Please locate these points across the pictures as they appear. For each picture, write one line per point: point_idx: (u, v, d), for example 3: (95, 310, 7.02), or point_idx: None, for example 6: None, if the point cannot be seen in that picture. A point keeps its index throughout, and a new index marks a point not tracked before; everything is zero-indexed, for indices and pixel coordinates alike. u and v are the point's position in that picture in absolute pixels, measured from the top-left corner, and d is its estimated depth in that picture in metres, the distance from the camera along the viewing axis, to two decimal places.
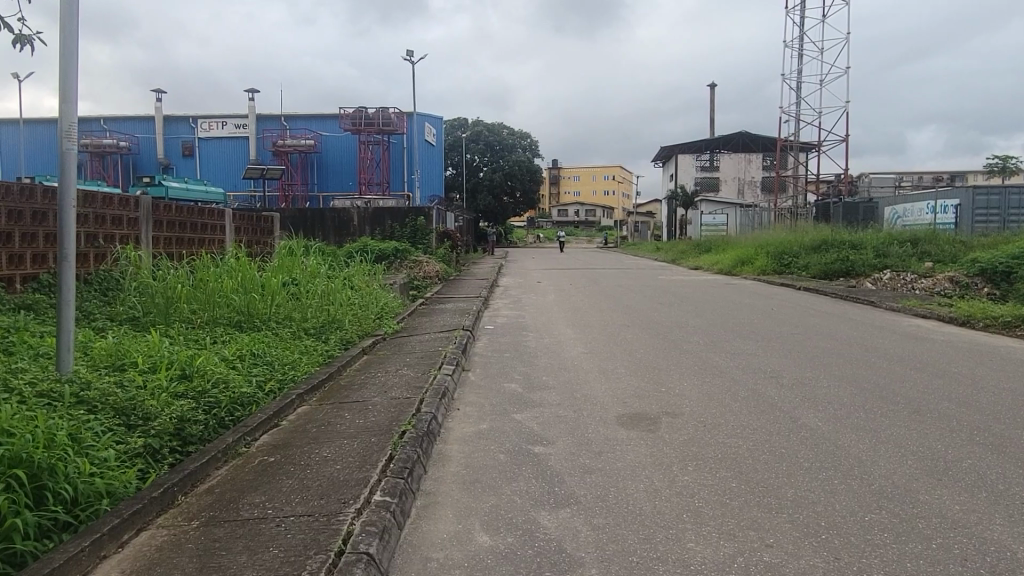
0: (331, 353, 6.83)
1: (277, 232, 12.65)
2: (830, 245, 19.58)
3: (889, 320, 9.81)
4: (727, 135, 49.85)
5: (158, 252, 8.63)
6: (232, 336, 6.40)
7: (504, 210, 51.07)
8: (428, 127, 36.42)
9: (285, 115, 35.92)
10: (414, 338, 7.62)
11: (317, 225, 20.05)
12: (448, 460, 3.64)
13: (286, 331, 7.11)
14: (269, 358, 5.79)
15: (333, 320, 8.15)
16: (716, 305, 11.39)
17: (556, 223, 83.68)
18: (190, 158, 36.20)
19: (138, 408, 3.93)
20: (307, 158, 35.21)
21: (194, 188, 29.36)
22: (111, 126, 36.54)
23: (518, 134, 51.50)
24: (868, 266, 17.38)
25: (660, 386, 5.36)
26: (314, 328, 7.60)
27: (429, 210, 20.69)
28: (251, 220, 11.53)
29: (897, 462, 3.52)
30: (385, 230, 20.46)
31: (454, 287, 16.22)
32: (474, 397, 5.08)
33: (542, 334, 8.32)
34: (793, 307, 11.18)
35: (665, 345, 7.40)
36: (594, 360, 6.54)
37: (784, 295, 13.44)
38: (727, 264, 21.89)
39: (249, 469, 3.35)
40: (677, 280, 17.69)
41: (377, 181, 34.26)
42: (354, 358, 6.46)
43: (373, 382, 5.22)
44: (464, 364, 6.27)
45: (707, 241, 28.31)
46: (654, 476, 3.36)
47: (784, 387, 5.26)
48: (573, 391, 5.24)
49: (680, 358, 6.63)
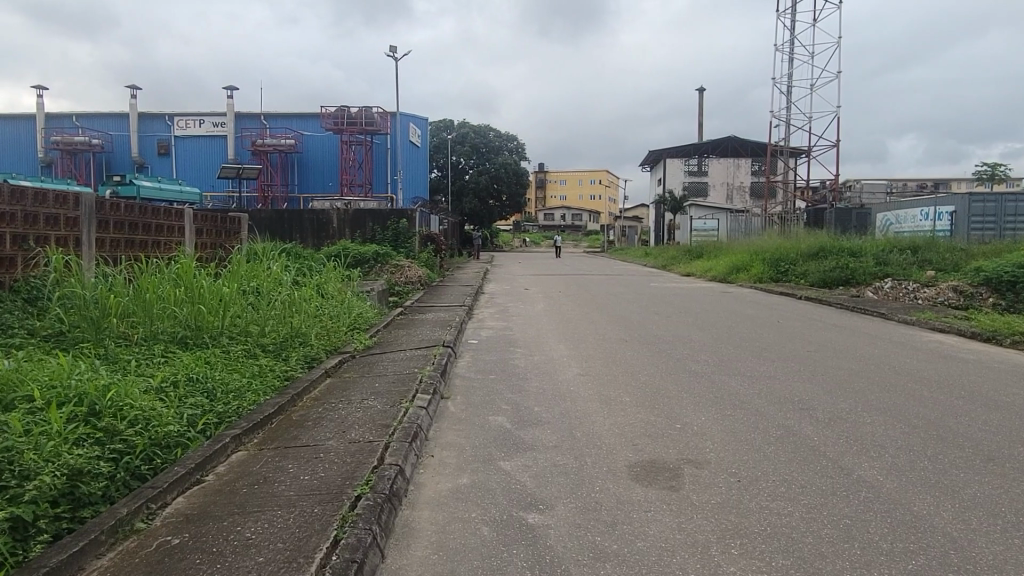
0: (290, 377, 5.94)
1: (245, 235, 11.71)
2: (828, 252, 18.86)
3: (905, 335, 9.02)
4: (715, 139, 49.29)
5: (102, 255, 7.67)
6: (171, 357, 5.48)
7: (490, 214, 50.23)
8: (412, 128, 35.51)
9: (266, 114, 34.90)
10: (388, 354, 6.72)
11: (295, 227, 19.08)
12: (416, 539, 2.76)
13: (240, 349, 6.19)
14: (210, 386, 4.89)
15: (297, 336, 7.24)
16: (718, 317, 10.59)
17: (543, 227, 82.98)
18: (166, 157, 35.04)
19: (13, 464, 3.03)
20: (288, 158, 34.18)
21: (168, 187, 28.34)
22: (84, 123, 35.26)
23: (505, 136, 50.64)
24: (869, 274, 16.65)
25: (674, 422, 4.50)
26: (273, 346, 6.68)
27: (412, 212, 19.80)
28: (214, 221, 10.60)
29: (1004, 545, 2.70)
30: (365, 232, 19.55)
31: (436, 294, 15.40)
32: (452, 437, 4.19)
33: (531, 352, 7.44)
34: (800, 319, 10.36)
35: (671, 366, 6.53)
36: (594, 385, 5.68)
37: (787, 305, 12.63)
38: (721, 271, 21.10)
39: (139, 560, 2.46)
40: (671, 288, 16.91)
41: (359, 182, 33.30)
42: (316, 379, 5.56)
43: (330, 418, 4.31)
44: (443, 391, 5.37)
45: (698, 247, 27.57)
46: (689, 567, 2.53)
47: (820, 425, 4.42)
48: (573, 428, 4.36)
49: (691, 382, 5.78)
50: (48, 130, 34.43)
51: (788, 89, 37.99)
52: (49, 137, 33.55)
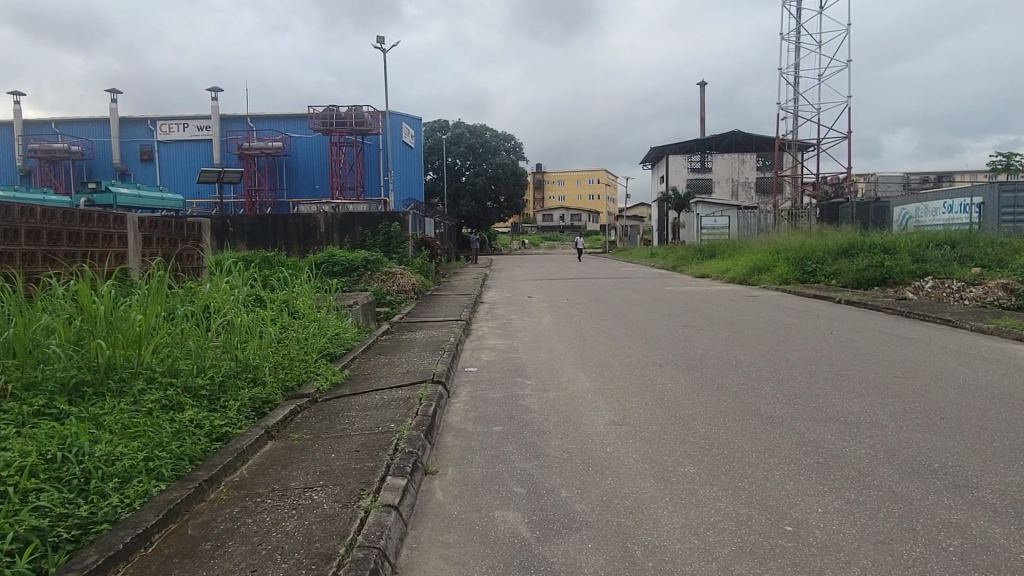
0: (219, 441, 4.34)
1: (209, 243, 10.09)
2: (859, 248, 17.23)
3: (994, 349, 7.42)
4: (719, 134, 47.69)
5: (8, 271, 6.01)
6: (39, 422, 3.85)
7: (488, 216, 48.66)
8: (405, 127, 33.89)
9: (252, 116, 33.33)
10: (360, 395, 5.11)
11: (280, 234, 17.56)
12: None
13: (158, 400, 4.58)
14: (81, 473, 3.29)
15: (246, 375, 5.63)
16: (757, 330, 9.05)
17: (542, 228, 81.59)
18: (149, 163, 33.47)
19: None
20: (276, 161, 32.64)
21: (147, 194, 26.81)
22: (62, 130, 33.71)
23: (501, 136, 49.08)
24: (906, 273, 15.06)
25: (779, 522, 2.97)
26: (208, 393, 5.07)
27: (405, 215, 18.20)
28: (167, 227, 8.98)
29: None
30: (355, 237, 17.89)
31: (431, 304, 13.86)
32: (437, 567, 2.60)
33: (546, 385, 5.84)
34: (856, 331, 8.76)
35: (731, 408, 4.94)
36: (641, 445, 4.10)
37: (829, 311, 11.05)
38: (740, 272, 19.47)
39: None
40: (692, 292, 15.35)
41: (350, 185, 31.74)
42: (251, 443, 3.92)
43: (244, 536, 2.72)
44: (430, 463, 3.77)
45: (709, 246, 25.96)
46: None
47: (1010, 526, 2.86)
48: (628, 540, 2.80)
49: (773, 438, 4.21)
50: (25, 137, 32.84)
51: (794, 79, 36.39)
52: (26, 144, 32.00)
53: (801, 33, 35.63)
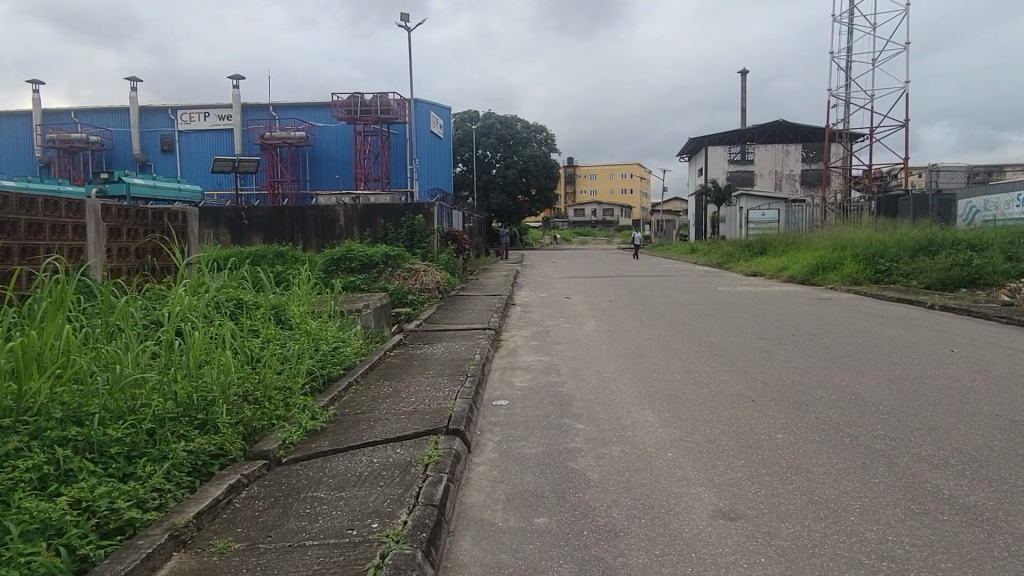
0: (107, 543, 2.81)
1: (196, 235, 8.61)
2: (938, 244, 15.26)
3: None
4: (761, 125, 45.41)
5: None
6: None
7: (519, 210, 47.04)
8: (433, 117, 32.41)
9: (274, 105, 32.12)
10: (340, 458, 3.51)
11: (296, 226, 16.18)
12: None
13: (30, 473, 3.09)
14: None
15: (192, 419, 4.11)
16: (854, 345, 7.31)
17: (572, 223, 79.91)
18: (169, 154, 32.43)
19: None
20: (299, 151, 31.38)
21: (163, 185, 25.63)
22: (83, 119, 32.84)
23: (532, 127, 47.49)
24: (1000, 273, 13.08)
25: None
26: (123, 450, 3.56)
27: (430, 206, 16.55)
28: (141, 216, 7.51)
29: None
30: (376, 231, 16.32)
31: (457, 307, 12.31)
32: None
33: (603, 435, 4.19)
34: (983, 348, 6.98)
35: (897, 487, 3.25)
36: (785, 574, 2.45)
37: (927, 320, 9.20)
38: (799, 272, 17.54)
39: None
40: (750, 294, 13.58)
41: (375, 176, 30.38)
42: (135, 565, 2.34)
43: None
44: None
45: (757, 241, 24.04)
46: None
47: None
48: None
49: (1006, 562, 2.49)
50: (44, 127, 32.06)
51: (845, 64, 34.06)
52: (45, 134, 31.24)
53: (852, 16, 33.44)
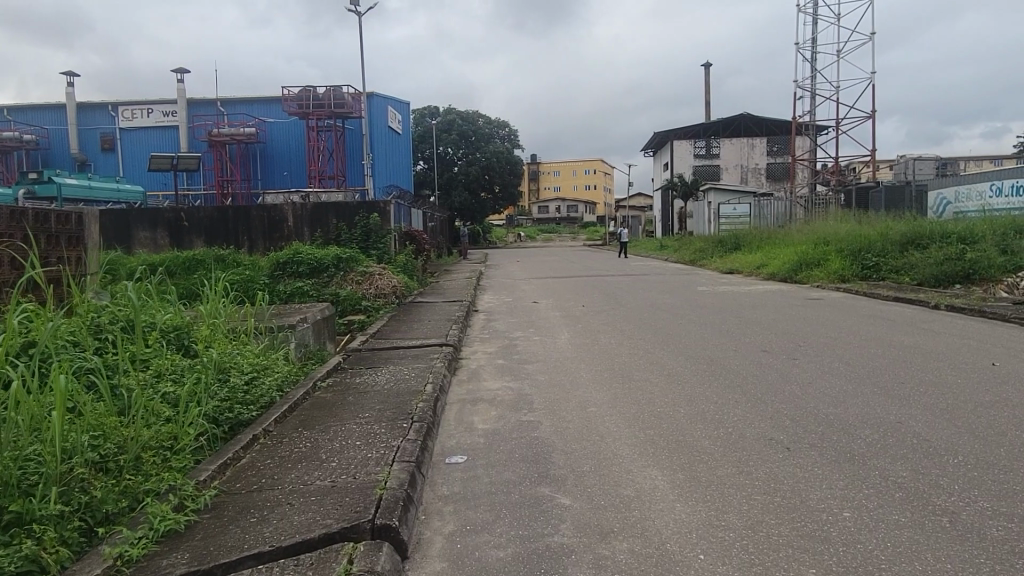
0: None
1: (96, 237, 7.13)
2: (924, 237, 14.37)
3: None
4: (726, 118, 44.76)
5: None
6: None
7: (483, 207, 45.78)
8: (391, 111, 30.91)
9: (222, 100, 30.25)
10: None
11: (239, 228, 14.67)
12: None
13: None
14: None
15: None
16: (876, 360, 6.19)
17: (536, 220, 79.04)
18: (110, 153, 30.41)
19: None
20: (249, 149, 29.66)
21: (101, 184, 23.76)
22: (14, 117, 30.62)
23: (495, 123, 46.24)
24: (997, 267, 12.20)
25: None
26: None
27: (386, 204, 15.13)
28: (20, 213, 6.02)
29: None
30: (327, 232, 14.82)
31: (416, 314, 10.99)
32: None
33: (602, 518, 2.97)
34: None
35: None
36: None
37: (942, 324, 8.18)
38: (779, 269, 16.58)
39: None
40: (733, 294, 12.56)
41: (330, 174, 28.83)
42: None
43: None
44: None
45: (730, 236, 23.16)
46: None
47: None
48: None
49: None
50: None
51: (810, 55, 33.40)
52: None
53: (817, 6, 32.79)
